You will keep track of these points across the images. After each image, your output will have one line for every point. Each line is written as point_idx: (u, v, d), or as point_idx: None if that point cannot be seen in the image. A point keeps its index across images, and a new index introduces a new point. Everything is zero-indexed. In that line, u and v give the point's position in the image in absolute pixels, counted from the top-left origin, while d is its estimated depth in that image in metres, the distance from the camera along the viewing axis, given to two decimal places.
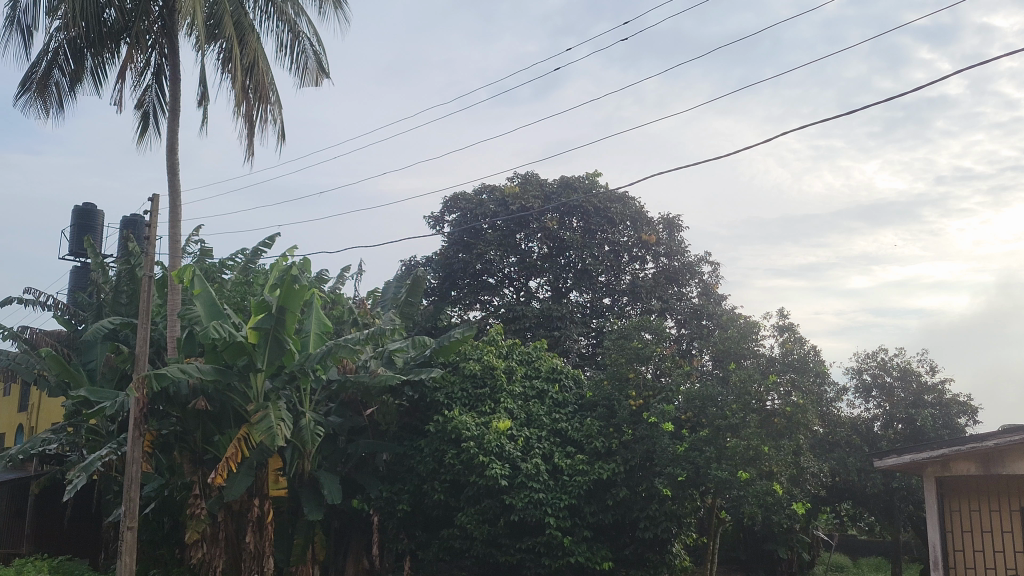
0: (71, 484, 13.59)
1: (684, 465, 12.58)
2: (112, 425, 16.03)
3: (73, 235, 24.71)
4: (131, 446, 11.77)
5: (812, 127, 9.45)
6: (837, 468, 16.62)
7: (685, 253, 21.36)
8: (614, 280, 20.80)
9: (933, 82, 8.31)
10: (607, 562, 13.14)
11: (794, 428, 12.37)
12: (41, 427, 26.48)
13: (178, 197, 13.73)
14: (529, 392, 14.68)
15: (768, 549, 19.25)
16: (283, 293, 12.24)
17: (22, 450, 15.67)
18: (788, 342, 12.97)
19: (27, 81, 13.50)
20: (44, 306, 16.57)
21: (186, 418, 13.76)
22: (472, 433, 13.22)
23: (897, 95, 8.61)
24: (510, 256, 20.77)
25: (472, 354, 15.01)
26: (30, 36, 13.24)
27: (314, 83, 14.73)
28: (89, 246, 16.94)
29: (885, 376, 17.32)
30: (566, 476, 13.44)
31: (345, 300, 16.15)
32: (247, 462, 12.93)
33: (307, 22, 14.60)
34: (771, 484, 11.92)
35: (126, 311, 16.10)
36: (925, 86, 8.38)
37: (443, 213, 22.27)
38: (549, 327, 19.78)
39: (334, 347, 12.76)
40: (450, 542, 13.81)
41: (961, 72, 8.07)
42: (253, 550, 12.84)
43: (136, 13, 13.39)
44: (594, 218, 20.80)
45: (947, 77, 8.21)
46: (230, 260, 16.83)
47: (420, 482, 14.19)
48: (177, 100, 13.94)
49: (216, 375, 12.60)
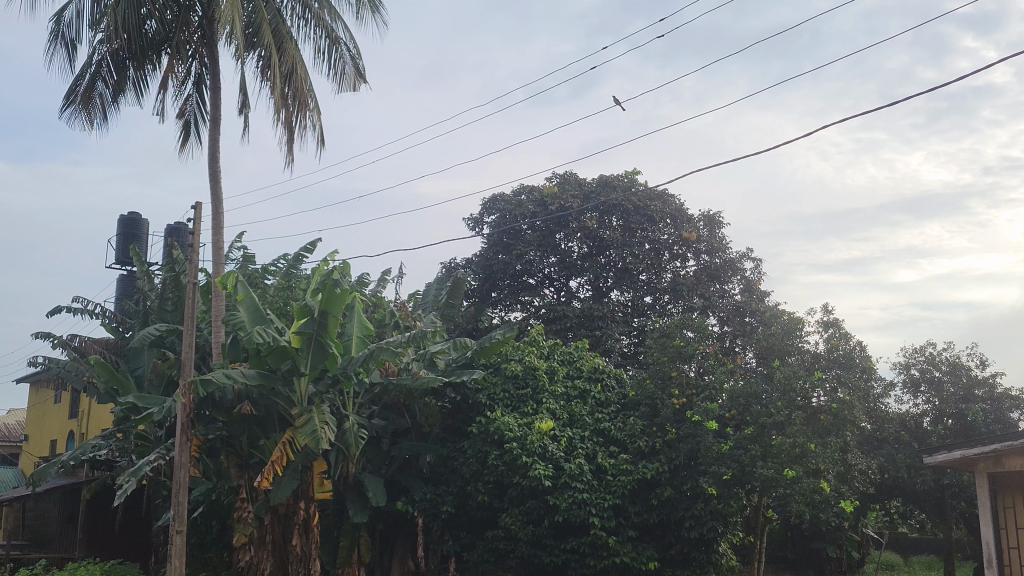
0: (121, 489, 13.67)
1: (729, 464, 12.38)
2: (160, 431, 16.22)
3: (119, 244, 25.12)
4: (179, 451, 11.95)
5: (853, 119, 9.67)
6: (886, 464, 16.31)
7: (727, 249, 21.15)
8: (655, 278, 20.65)
9: (978, 72, 8.56)
10: (652, 562, 13.04)
11: (841, 425, 12.23)
12: (91, 433, 26.92)
13: (219, 205, 13.90)
14: (571, 393, 14.62)
15: (817, 548, 19.02)
16: (325, 297, 12.33)
17: (72, 457, 15.86)
18: (833, 338, 13.02)
19: (71, 94, 13.77)
20: (92, 315, 16.84)
21: (232, 423, 13.81)
22: (514, 434, 13.26)
23: (943, 85, 8.86)
24: (550, 256, 20.79)
25: (514, 355, 15.06)
26: (74, 49, 13.48)
27: (352, 89, 14.82)
28: (135, 255, 17.15)
29: (933, 371, 17.03)
30: (610, 476, 13.37)
31: (386, 304, 16.23)
32: (292, 465, 13.05)
33: (343, 27, 14.71)
34: (819, 482, 11.82)
35: (172, 318, 16.32)
36: (968, 77, 8.67)
37: (483, 214, 22.31)
38: (590, 327, 19.70)
39: (376, 350, 12.80)
40: (495, 543, 13.78)
41: (1003, 62, 8.42)
42: (299, 552, 13.01)
43: (176, 24, 13.59)
44: (633, 216, 20.70)
45: (990, 66, 8.48)
46: (273, 265, 17.04)
47: (464, 483, 14.20)
48: (218, 109, 14.12)
49: (260, 380, 12.71)
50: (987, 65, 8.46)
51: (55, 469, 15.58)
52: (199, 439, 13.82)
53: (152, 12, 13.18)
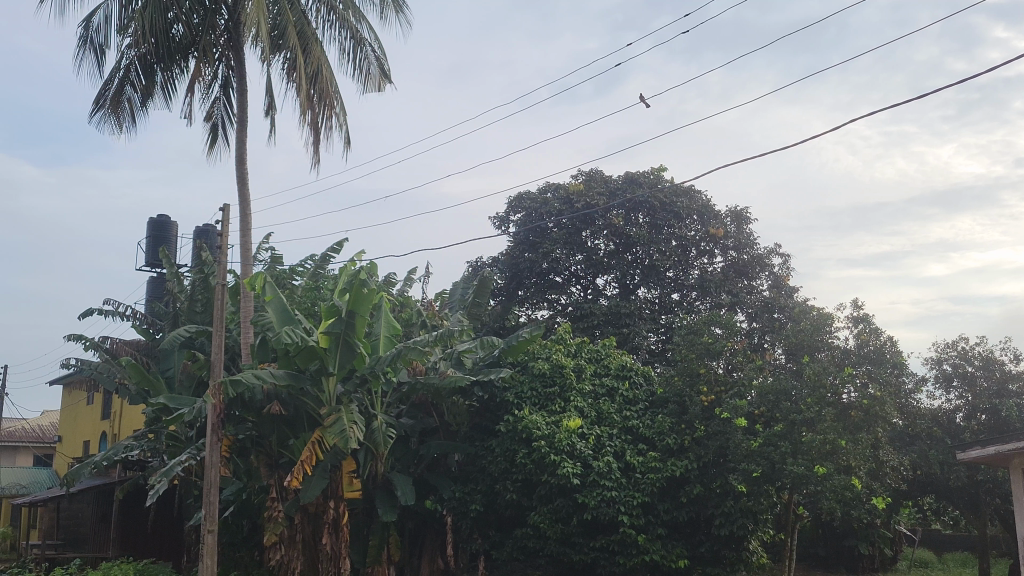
0: (154, 489, 13.79)
1: (759, 461, 12.35)
2: (191, 431, 16.37)
3: (149, 247, 25.37)
4: (210, 451, 12.08)
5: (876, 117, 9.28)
6: (918, 461, 16.10)
7: (755, 244, 21.02)
8: (682, 275, 20.62)
9: (989, 70, 8.22)
10: (683, 560, 12.96)
11: (873, 421, 12.17)
12: (124, 434, 27.21)
13: (247, 206, 14.00)
14: (599, 390, 14.60)
15: (849, 545, 18.94)
16: (353, 297, 12.38)
17: (106, 457, 16.03)
18: (863, 334, 12.83)
19: (101, 99, 13.94)
20: (123, 317, 17.04)
21: (262, 423, 13.91)
22: (542, 432, 13.23)
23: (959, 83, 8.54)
24: (576, 254, 20.69)
25: (541, 353, 14.98)
26: (102, 54, 13.62)
27: (377, 89, 14.85)
28: (164, 257, 17.30)
29: (966, 366, 16.79)
30: (639, 474, 13.29)
31: (413, 303, 16.32)
32: (321, 465, 13.12)
33: (367, 28, 14.75)
34: (850, 479, 11.77)
35: (202, 319, 16.43)
36: (988, 71, 8.25)
37: (508, 213, 22.33)
38: (618, 324, 19.67)
39: (404, 349, 12.84)
40: (524, 542, 13.75)
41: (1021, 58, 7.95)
42: (330, 551, 13.03)
43: (203, 28, 13.69)
44: (660, 213, 20.67)
45: (1006, 63, 8.06)
46: (301, 266, 17.15)
47: (493, 482, 14.19)
48: (244, 112, 14.21)
49: (289, 381, 12.78)
50: (993, 69, 8.10)
51: (88, 470, 15.76)
52: (229, 439, 13.92)
53: (179, 16, 13.29)
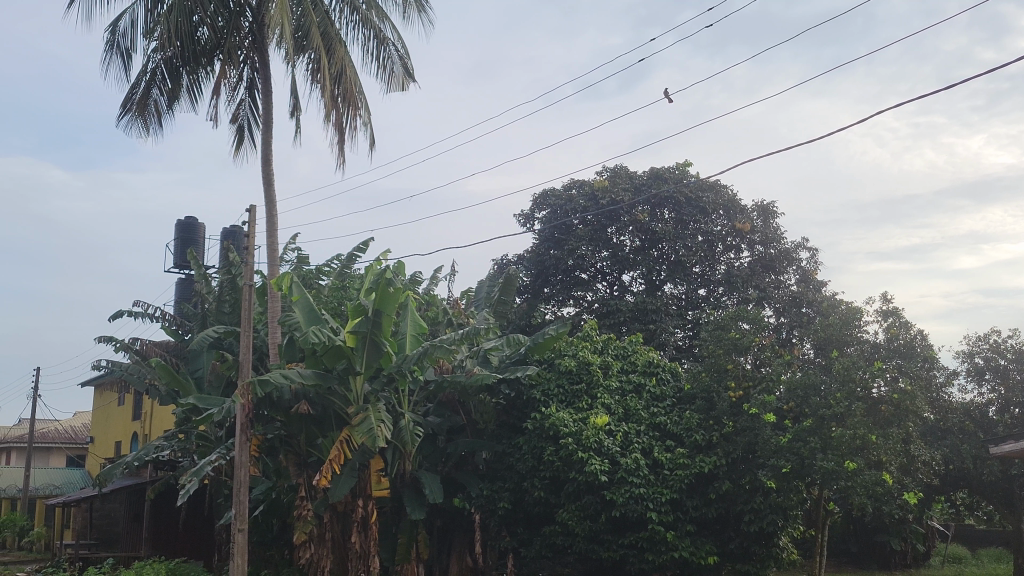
0: (184, 488, 13.88)
1: (788, 456, 12.24)
2: (220, 431, 16.49)
3: (177, 248, 25.58)
4: (239, 450, 12.16)
5: (908, 106, 9.40)
6: (950, 455, 15.92)
7: (782, 239, 20.92)
8: (709, 270, 20.51)
9: (1003, 66, 8.46)
10: (711, 557, 12.99)
11: (903, 415, 12.18)
12: (154, 434, 27.47)
13: (273, 207, 14.08)
14: (626, 387, 14.52)
15: (881, 541, 18.81)
16: (379, 296, 12.42)
17: (137, 457, 16.19)
18: (893, 328, 12.92)
19: (128, 103, 14.08)
20: (152, 318, 17.18)
21: (290, 422, 13.95)
22: (570, 429, 13.18)
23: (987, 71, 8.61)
24: (602, 251, 20.65)
25: (568, 350, 14.91)
26: (129, 58, 13.75)
27: (401, 88, 14.90)
28: (192, 259, 17.40)
29: (999, 359, 16.58)
30: (667, 470, 13.25)
31: (439, 301, 16.34)
32: (350, 464, 13.19)
33: (391, 28, 14.79)
34: (881, 474, 11.78)
35: (230, 319, 16.53)
36: (1004, 65, 8.46)
37: (533, 211, 22.32)
38: (644, 321, 19.59)
39: (431, 347, 12.87)
40: (552, 539, 13.69)
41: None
42: (358, 549, 13.06)
43: (228, 30, 13.77)
44: (686, 209, 20.52)
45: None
46: (327, 266, 17.19)
47: (520, 479, 14.12)
48: (270, 113, 14.29)
49: (316, 380, 12.85)
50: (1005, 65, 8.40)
51: (120, 470, 15.91)
52: (258, 439, 14.00)
53: (204, 19, 13.36)
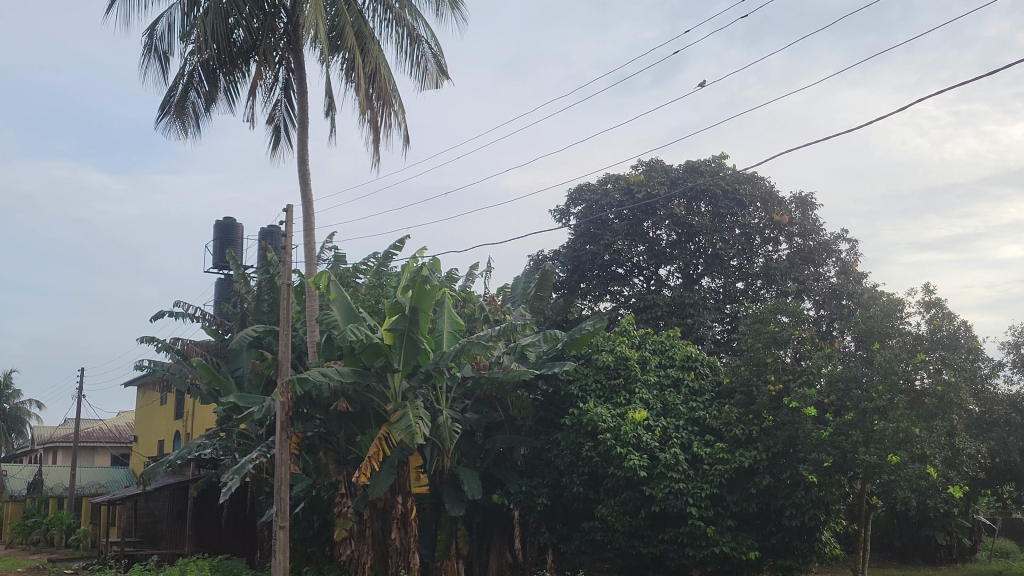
0: (226, 487, 14.00)
1: (830, 450, 12.09)
2: (261, 429, 16.61)
3: (217, 249, 25.84)
4: (279, 448, 12.26)
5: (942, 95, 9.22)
6: (997, 448, 15.68)
7: (821, 231, 20.74)
8: (747, 263, 20.31)
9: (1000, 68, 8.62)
10: (753, 552, 12.91)
11: (947, 407, 12.10)
12: (197, 433, 27.75)
13: (309, 206, 14.18)
14: (664, 381, 14.38)
15: (926, 535, 18.65)
16: (415, 294, 12.44)
17: (179, 456, 16.32)
18: (935, 319, 12.74)
19: (166, 106, 14.25)
20: (192, 317, 17.35)
21: (330, 420, 14.09)
22: (608, 424, 13.12)
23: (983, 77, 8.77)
24: (638, 245, 20.52)
25: (605, 345, 14.86)
26: (167, 61, 13.91)
27: (434, 86, 14.93)
28: (231, 259, 17.53)
29: None
30: (706, 465, 13.15)
31: (475, 298, 16.36)
32: (389, 461, 13.27)
33: (425, 26, 14.82)
34: (924, 467, 11.83)
35: (269, 318, 16.67)
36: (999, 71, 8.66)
37: (569, 205, 22.29)
38: (681, 315, 19.56)
39: (468, 345, 12.95)
40: (592, 534, 13.63)
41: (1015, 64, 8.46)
42: (399, 545, 13.13)
43: (263, 31, 13.88)
44: (722, 201, 20.39)
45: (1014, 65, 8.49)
46: (363, 264, 17.29)
47: (559, 475, 14.08)
48: (305, 112, 14.38)
49: (355, 378, 12.91)
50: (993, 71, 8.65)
51: (163, 469, 16.07)
52: (298, 437, 14.14)
53: (239, 21, 13.49)
